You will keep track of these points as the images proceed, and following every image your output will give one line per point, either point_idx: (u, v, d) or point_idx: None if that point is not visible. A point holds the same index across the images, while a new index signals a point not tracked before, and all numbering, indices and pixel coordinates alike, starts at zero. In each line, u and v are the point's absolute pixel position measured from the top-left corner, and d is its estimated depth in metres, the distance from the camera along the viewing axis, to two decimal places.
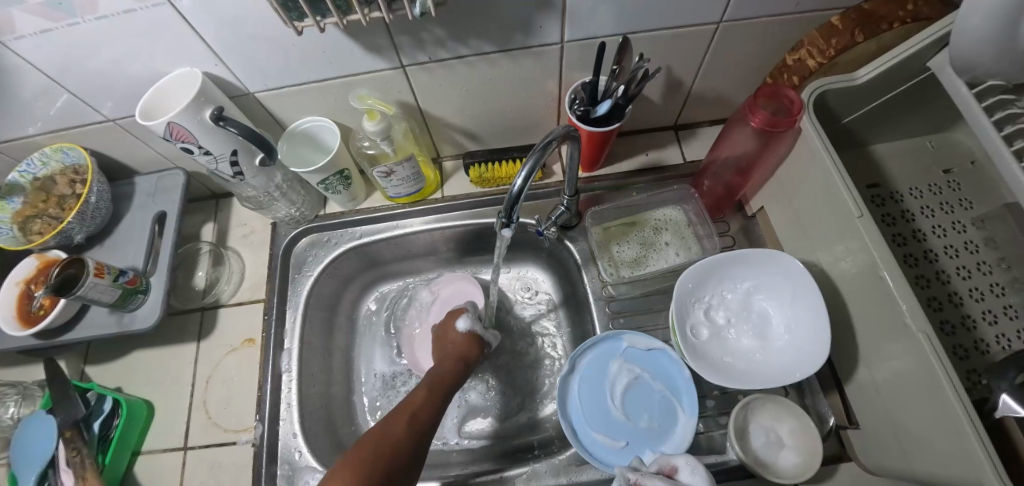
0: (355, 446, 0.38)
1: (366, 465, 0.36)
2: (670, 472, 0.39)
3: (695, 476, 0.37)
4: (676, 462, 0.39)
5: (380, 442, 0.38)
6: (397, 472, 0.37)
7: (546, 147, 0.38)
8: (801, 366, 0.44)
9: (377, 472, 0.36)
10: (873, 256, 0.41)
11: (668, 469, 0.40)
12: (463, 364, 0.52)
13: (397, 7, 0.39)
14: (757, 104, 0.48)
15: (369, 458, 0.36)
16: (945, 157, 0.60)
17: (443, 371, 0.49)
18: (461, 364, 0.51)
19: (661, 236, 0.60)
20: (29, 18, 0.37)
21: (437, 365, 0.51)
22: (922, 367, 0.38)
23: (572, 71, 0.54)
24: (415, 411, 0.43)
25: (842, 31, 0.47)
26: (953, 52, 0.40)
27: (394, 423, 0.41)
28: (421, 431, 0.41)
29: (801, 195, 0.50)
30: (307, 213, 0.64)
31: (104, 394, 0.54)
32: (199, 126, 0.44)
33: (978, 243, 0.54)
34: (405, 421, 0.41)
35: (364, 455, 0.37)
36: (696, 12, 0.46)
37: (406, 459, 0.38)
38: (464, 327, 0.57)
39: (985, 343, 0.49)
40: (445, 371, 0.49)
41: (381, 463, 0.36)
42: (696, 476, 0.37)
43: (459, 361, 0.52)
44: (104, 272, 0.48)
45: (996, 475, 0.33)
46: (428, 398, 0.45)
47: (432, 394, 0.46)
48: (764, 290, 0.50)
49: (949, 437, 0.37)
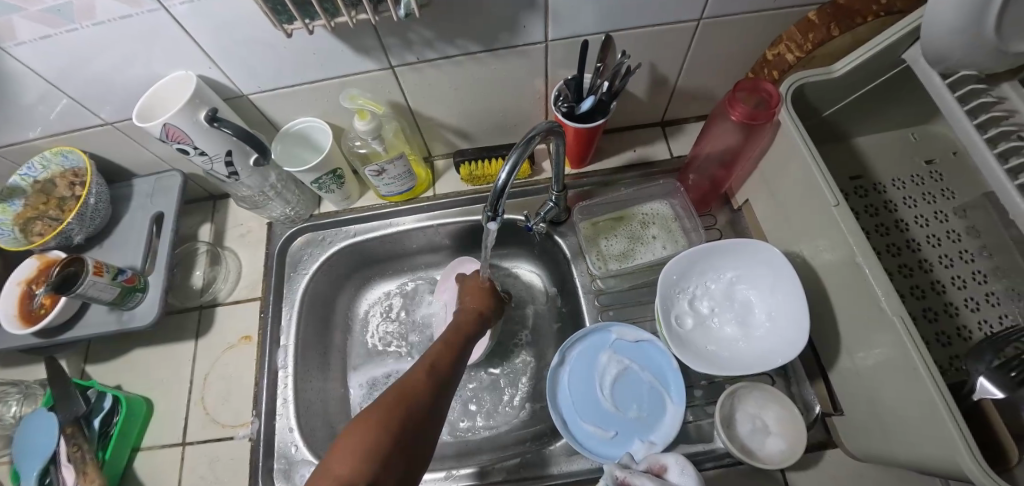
0: (380, 398, 0.36)
1: (389, 417, 0.34)
2: (659, 472, 0.39)
3: (684, 475, 0.37)
4: (666, 461, 0.39)
5: (400, 395, 0.37)
6: (418, 423, 0.36)
7: (529, 143, 0.40)
8: (781, 351, 0.45)
9: (399, 422, 0.35)
10: (850, 243, 0.42)
11: (656, 467, 0.40)
12: (479, 324, 0.52)
13: (383, 9, 0.40)
14: (736, 97, 0.50)
15: (390, 410, 0.35)
16: (927, 148, 0.61)
17: (459, 331, 0.49)
18: (478, 324, 0.52)
19: (648, 230, 0.61)
20: (29, 25, 0.38)
21: (455, 324, 0.51)
22: (899, 351, 0.39)
23: (558, 69, 0.55)
24: (433, 366, 0.42)
25: (819, 25, 0.48)
26: (925, 45, 0.41)
27: (412, 377, 0.40)
28: (441, 384, 0.41)
29: (782, 187, 0.51)
30: (302, 213, 0.66)
31: (105, 392, 0.55)
32: (194, 127, 0.45)
33: (960, 232, 0.55)
34: (423, 375, 0.40)
35: (385, 407, 0.35)
36: (675, 10, 0.47)
37: (427, 411, 0.37)
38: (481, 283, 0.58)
39: (967, 329, 0.50)
40: (461, 332, 0.49)
41: (401, 415, 0.35)
42: (684, 477, 0.37)
43: (476, 321, 0.52)
44: (103, 271, 0.50)
45: (970, 456, 0.33)
46: (445, 356, 0.44)
47: (448, 352, 0.45)
48: (747, 279, 0.51)
49: (925, 420, 0.37)
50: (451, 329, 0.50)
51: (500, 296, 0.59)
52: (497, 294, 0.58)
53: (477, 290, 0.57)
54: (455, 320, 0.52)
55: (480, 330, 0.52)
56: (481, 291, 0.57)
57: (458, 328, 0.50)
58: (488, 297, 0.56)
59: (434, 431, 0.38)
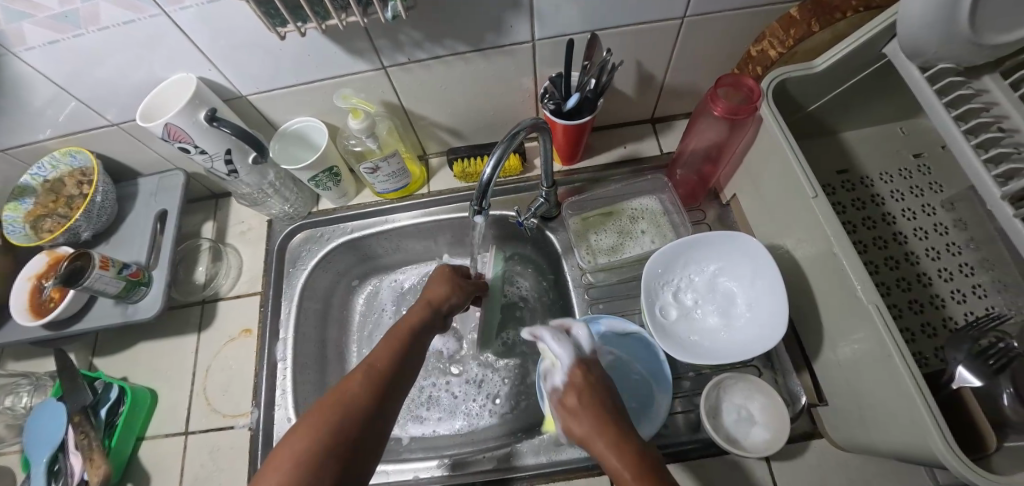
0: (318, 405, 0.35)
1: (323, 425, 0.33)
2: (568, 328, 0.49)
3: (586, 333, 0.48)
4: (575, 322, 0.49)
5: (338, 401, 0.36)
6: (359, 425, 0.35)
7: (513, 138, 0.41)
8: (761, 341, 0.45)
9: (339, 429, 0.34)
10: (828, 234, 0.43)
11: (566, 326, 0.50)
12: (434, 315, 0.49)
13: (371, 11, 0.42)
14: (718, 93, 0.50)
15: (327, 414, 0.34)
16: (915, 142, 0.62)
17: (410, 321, 0.47)
18: (432, 313, 0.49)
19: (637, 224, 0.61)
20: (38, 31, 0.40)
21: (407, 313, 0.48)
22: (874, 339, 0.40)
23: (546, 67, 0.56)
24: (375, 365, 0.40)
25: (800, 21, 0.49)
26: (902, 39, 0.42)
27: (351, 380, 0.38)
28: (383, 389, 0.38)
29: (766, 181, 0.52)
30: (301, 210, 0.67)
31: (111, 383, 0.58)
32: (195, 127, 0.48)
33: (948, 225, 0.56)
34: (362, 376, 0.38)
35: (322, 412, 0.34)
36: (657, 9, 0.49)
37: (366, 424, 0.35)
38: (445, 273, 0.55)
39: (953, 320, 0.51)
40: (412, 325, 0.46)
41: (334, 428, 0.33)
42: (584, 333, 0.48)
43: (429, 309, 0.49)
44: (109, 265, 0.52)
45: (941, 438, 0.34)
46: (391, 352, 0.42)
47: (394, 346, 0.43)
48: (729, 272, 0.52)
49: (897, 405, 0.39)
50: (404, 322, 0.47)
51: (467, 281, 0.56)
52: (462, 280, 0.55)
53: (439, 276, 0.54)
54: (412, 309, 0.49)
55: (435, 321, 0.49)
56: (444, 277, 0.54)
57: (411, 322, 0.47)
58: (451, 283, 0.53)
59: (382, 429, 0.37)
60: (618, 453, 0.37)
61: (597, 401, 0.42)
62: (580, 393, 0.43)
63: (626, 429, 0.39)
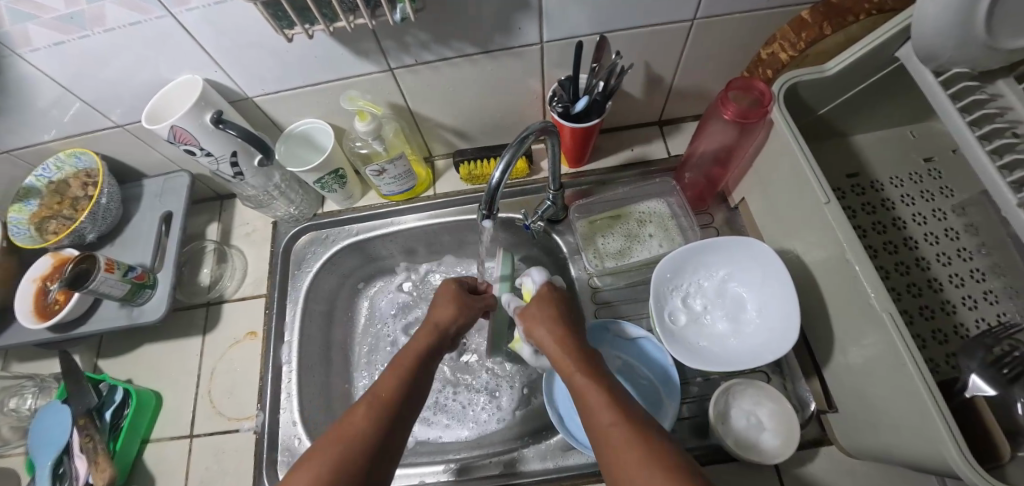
0: (319, 443, 0.35)
1: (322, 466, 0.33)
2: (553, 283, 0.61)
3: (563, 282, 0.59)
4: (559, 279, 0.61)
5: (340, 439, 0.35)
6: (363, 464, 0.34)
7: (522, 142, 0.41)
8: (772, 347, 0.45)
9: (344, 471, 0.33)
10: (840, 240, 0.42)
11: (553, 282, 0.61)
12: (440, 340, 0.48)
13: (379, 13, 0.41)
14: (728, 96, 0.50)
15: (327, 453, 0.34)
16: (925, 146, 0.61)
17: (416, 347, 0.46)
18: (438, 338, 0.48)
19: (645, 228, 0.61)
20: (43, 32, 0.40)
21: (413, 339, 0.47)
22: (886, 346, 0.39)
23: (554, 70, 0.56)
24: (381, 396, 0.39)
25: (811, 24, 0.48)
26: (916, 43, 0.42)
27: (354, 416, 0.37)
28: (386, 423, 0.38)
29: (776, 185, 0.52)
30: (306, 212, 0.67)
31: (116, 385, 0.58)
32: (200, 129, 0.47)
33: (959, 230, 0.55)
34: (365, 410, 0.38)
35: (323, 450, 0.34)
36: (667, 11, 0.48)
37: (368, 462, 0.35)
38: (451, 293, 0.53)
39: (964, 327, 0.50)
40: (417, 353, 0.45)
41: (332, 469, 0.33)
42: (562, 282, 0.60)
43: (434, 335, 0.48)
44: (114, 267, 0.52)
45: (956, 451, 0.34)
46: (397, 382, 0.41)
47: (400, 377, 0.42)
48: (738, 277, 0.51)
49: (910, 414, 0.38)
50: (410, 349, 0.46)
51: (476, 299, 0.55)
52: (470, 299, 0.54)
53: (445, 296, 0.53)
54: (417, 335, 0.48)
55: (440, 347, 0.48)
56: (450, 296, 0.53)
57: (417, 350, 0.46)
58: (459, 303, 0.52)
59: (386, 467, 0.36)
60: (562, 344, 0.46)
61: (553, 310, 0.51)
62: (539, 304, 0.52)
63: (573, 329, 0.49)
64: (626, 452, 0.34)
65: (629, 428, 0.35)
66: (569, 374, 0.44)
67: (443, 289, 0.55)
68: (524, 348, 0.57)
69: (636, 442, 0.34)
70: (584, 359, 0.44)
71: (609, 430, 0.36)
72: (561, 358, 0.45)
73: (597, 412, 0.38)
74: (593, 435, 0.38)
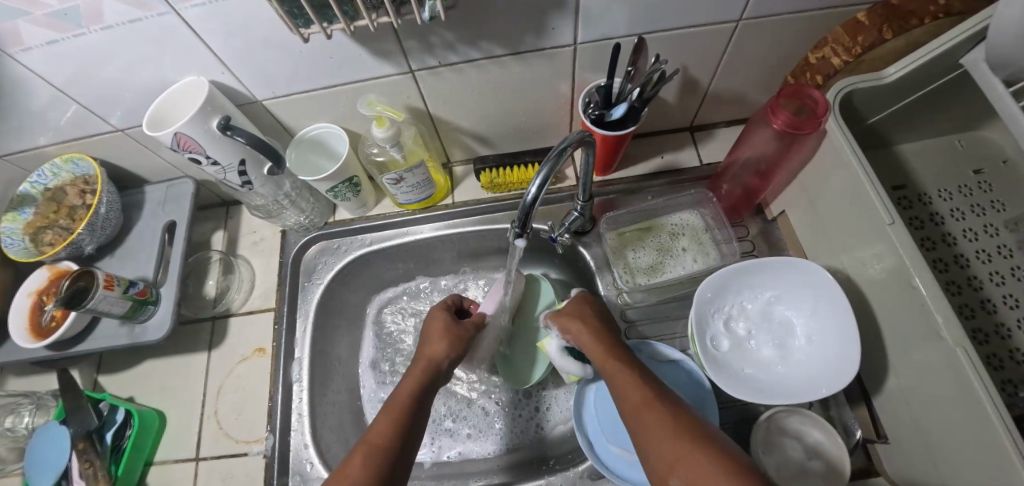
0: None
1: None
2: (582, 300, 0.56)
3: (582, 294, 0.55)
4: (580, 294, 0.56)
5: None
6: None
7: (561, 155, 0.37)
8: (828, 380, 0.42)
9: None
10: (905, 264, 0.39)
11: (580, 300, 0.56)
12: (435, 377, 0.46)
13: (405, 11, 0.37)
14: (778, 104, 0.46)
15: None
16: (974, 156, 0.57)
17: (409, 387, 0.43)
18: (432, 375, 0.45)
19: (677, 242, 0.58)
20: (36, 30, 0.36)
21: (405, 377, 0.45)
22: (958, 381, 0.36)
23: (585, 73, 0.52)
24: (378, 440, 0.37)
25: (869, 27, 0.45)
26: (990, 49, 0.38)
27: (351, 460, 0.36)
28: (387, 469, 0.35)
29: (825, 198, 0.48)
30: (317, 221, 0.64)
31: (117, 405, 0.54)
32: (207, 136, 0.43)
33: (1012, 246, 0.51)
34: (362, 456, 0.36)
35: None
36: (713, 11, 0.44)
37: None
38: (441, 321, 0.51)
39: (1021, 353, 0.46)
40: (411, 390, 0.43)
41: None
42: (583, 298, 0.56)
43: (429, 372, 0.45)
44: (114, 284, 0.48)
45: None
46: (394, 421, 0.39)
47: (395, 420, 0.39)
48: (786, 300, 0.49)
49: (980, 446, 0.35)
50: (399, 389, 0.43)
51: (467, 333, 0.51)
52: (461, 327, 0.52)
53: (436, 328, 0.51)
54: (409, 371, 0.45)
55: (433, 385, 0.46)
56: (440, 327, 0.51)
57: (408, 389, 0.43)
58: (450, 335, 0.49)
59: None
60: (600, 341, 0.45)
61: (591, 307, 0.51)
62: (578, 302, 0.51)
63: (608, 322, 0.49)
64: (659, 427, 0.34)
65: (666, 412, 0.35)
66: (602, 360, 0.43)
67: (433, 320, 0.52)
68: (551, 344, 0.53)
69: (671, 420, 0.34)
70: (623, 355, 0.43)
71: (647, 415, 0.35)
72: (599, 354, 0.44)
73: (634, 401, 0.37)
74: (629, 423, 0.37)
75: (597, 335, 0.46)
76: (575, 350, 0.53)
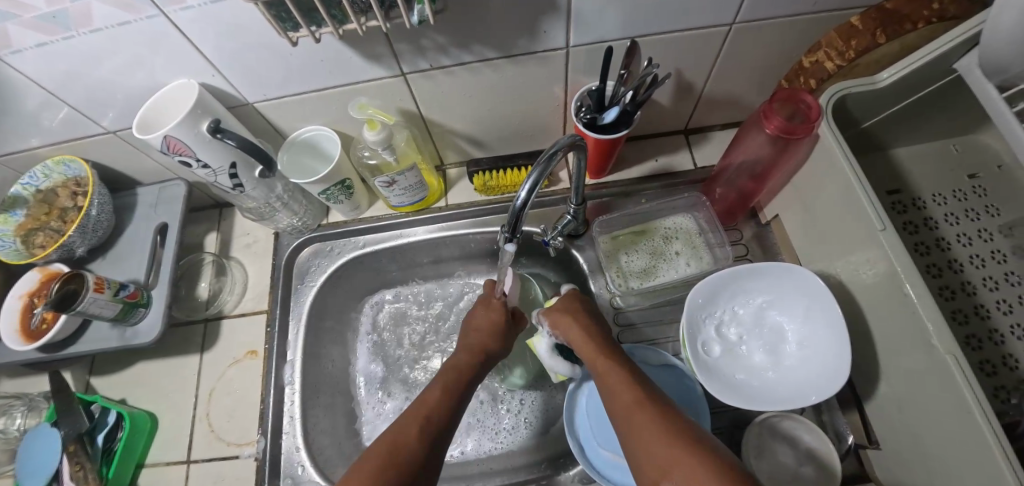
0: (368, 451, 0.36)
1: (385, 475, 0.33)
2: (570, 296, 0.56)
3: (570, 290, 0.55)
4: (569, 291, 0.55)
5: (390, 447, 0.36)
6: (413, 473, 0.35)
7: (551, 160, 0.37)
8: (818, 387, 0.42)
9: (393, 475, 0.33)
10: (897, 270, 0.39)
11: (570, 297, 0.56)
12: (481, 365, 0.48)
13: (395, 15, 0.37)
14: (772, 109, 0.46)
15: (377, 464, 0.34)
16: (969, 161, 0.57)
17: (455, 373, 0.46)
18: (480, 362, 0.48)
19: (671, 245, 0.58)
20: (24, 32, 0.36)
21: (453, 361, 0.47)
22: (948, 389, 0.36)
23: (578, 76, 0.52)
24: (428, 419, 0.40)
25: (863, 31, 0.44)
26: (983, 55, 0.38)
27: (403, 426, 0.38)
28: (435, 439, 0.38)
29: (818, 203, 0.48)
30: (310, 223, 0.63)
31: (108, 407, 0.54)
32: (196, 139, 0.43)
33: (1006, 252, 0.51)
34: (415, 426, 0.38)
35: (372, 460, 0.34)
36: (705, 14, 0.44)
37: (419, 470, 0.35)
38: (496, 310, 0.52)
39: (1014, 359, 0.46)
40: (459, 375, 0.45)
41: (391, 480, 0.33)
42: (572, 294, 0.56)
43: (478, 358, 0.48)
44: (104, 286, 0.48)
45: None
46: (439, 403, 0.42)
47: (442, 398, 0.42)
48: (778, 305, 0.48)
49: (969, 454, 0.35)
50: (445, 372, 0.46)
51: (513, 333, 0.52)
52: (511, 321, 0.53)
53: (488, 315, 0.52)
54: (456, 357, 0.48)
55: (480, 373, 0.48)
56: (491, 316, 0.52)
57: (455, 372, 0.46)
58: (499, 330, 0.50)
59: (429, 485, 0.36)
60: (590, 339, 0.45)
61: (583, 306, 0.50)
62: (568, 299, 0.51)
63: (600, 322, 0.48)
64: (649, 429, 0.33)
65: (657, 415, 0.34)
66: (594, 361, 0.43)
67: (483, 307, 0.53)
68: (544, 343, 0.53)
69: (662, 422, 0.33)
70: (617, 355, 0.43)
71: (638, 417, 0.35)
72: (591, 352, 0.44)
73: (626, 403, 0.37)
74: (620, 424, 0.37)
75: (588, 334, 0.45)
76: (565, 351, 0.54)
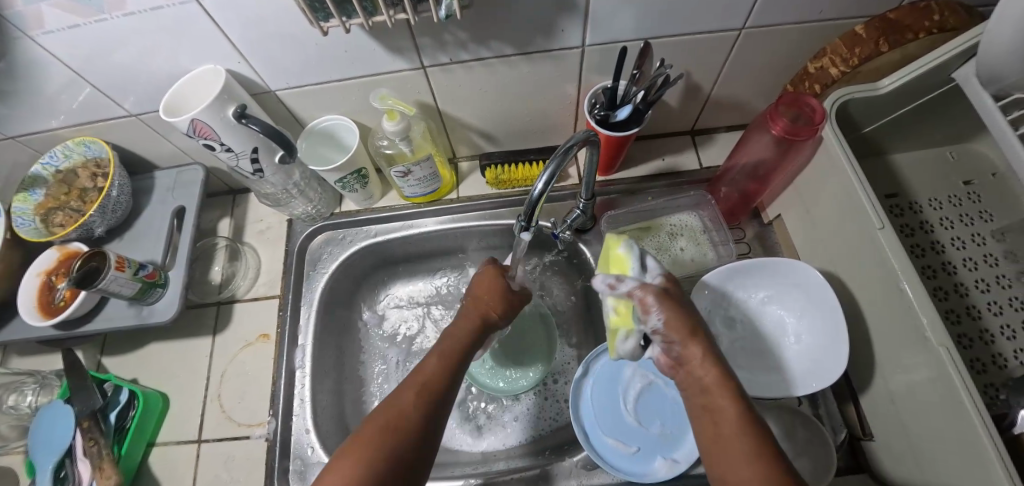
0: (365, 425, 0.35)
1: (383, 448, 0.33)
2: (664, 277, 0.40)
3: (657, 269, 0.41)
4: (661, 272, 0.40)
5: (390, 417, 0.35)
6: (413, 441, 0.35)
7: (567, 153, 0.38)
8: (816, 376, 0.45)
9: (386, 450, 0.33)
10: (893, 267, 0.41)
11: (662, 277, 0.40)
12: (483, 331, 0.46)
13: (422, 9, 0.38)
14: (778, 111, 0.48)
15: (374, 436, 0.34)
16: (964, 169, 0.59)
17: (457, 339, 0.44)
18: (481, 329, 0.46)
19: (676, 241, 0.59)
20: (60, 14, 0.37)
21: (455, 328, 0.45)
22: (940, 381, 0.37)
23: (592, 75, 0.54)
24: (429, 385, 0.39)
25: (866, 40, 0.47)
26: (980, 64, 0.39)
27: (402, 398, 0.37)
28: (435, 407, 0.37)
29: (819, 203, 0.50)
30: (323, 211, 0.65)
31: (121, 385, 0.55)
32: (222, 124, 0.44)
33: (998, 255, 0.53)
34: (415, 395, 0.38)
35: (372, 432, 0.35)
36: (716, 19, 0.46)
37: (420, 439, 0.35)
38: (498, 279, 0.49)
39: (1002, 357, 0.48)
40: (460, 342, 0.44)
41: (389, 450, 0.34)
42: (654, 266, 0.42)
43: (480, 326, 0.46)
44: (124, 265, 0.49)
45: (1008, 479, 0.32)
46: (440, 370, 0.40)
47: (445, 364, 0.41)
48: (778, 300, 0.51)
49: (958, 443, 0.36)
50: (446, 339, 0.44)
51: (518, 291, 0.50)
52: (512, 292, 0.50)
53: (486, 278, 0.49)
54: (457, 324, 0.46)
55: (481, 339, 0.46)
56: (490, 281, 0.49)
57: (455, 339, 0.44)
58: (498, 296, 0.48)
59: (425, 459, 0.36)
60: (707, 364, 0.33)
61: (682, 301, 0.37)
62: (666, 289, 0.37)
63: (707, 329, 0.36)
64: None
65: None
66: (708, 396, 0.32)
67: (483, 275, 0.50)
68: (629, 341, 0.40)
69: None
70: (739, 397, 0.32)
71: None
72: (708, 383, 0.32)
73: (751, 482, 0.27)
74: None
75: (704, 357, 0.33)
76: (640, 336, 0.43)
